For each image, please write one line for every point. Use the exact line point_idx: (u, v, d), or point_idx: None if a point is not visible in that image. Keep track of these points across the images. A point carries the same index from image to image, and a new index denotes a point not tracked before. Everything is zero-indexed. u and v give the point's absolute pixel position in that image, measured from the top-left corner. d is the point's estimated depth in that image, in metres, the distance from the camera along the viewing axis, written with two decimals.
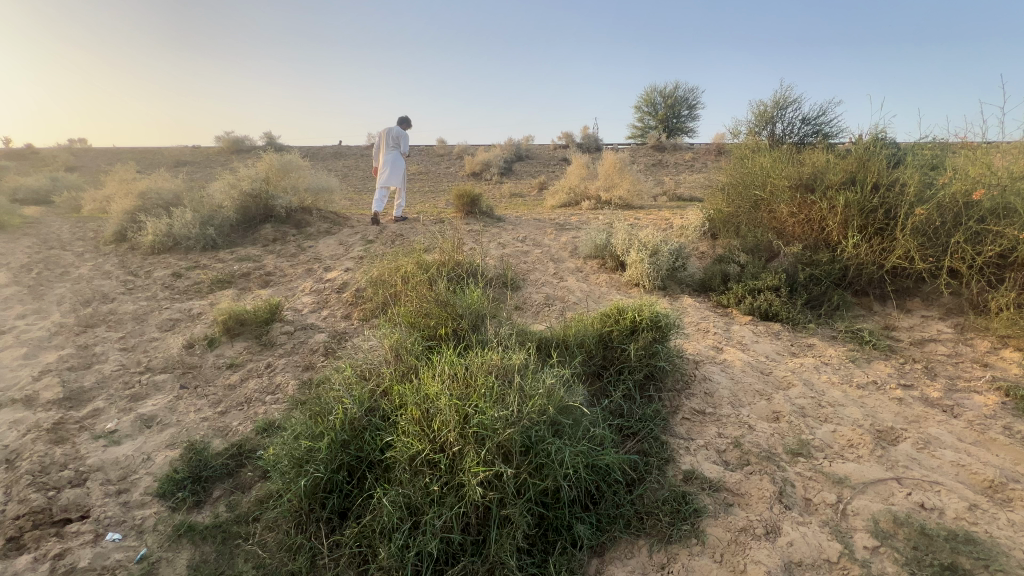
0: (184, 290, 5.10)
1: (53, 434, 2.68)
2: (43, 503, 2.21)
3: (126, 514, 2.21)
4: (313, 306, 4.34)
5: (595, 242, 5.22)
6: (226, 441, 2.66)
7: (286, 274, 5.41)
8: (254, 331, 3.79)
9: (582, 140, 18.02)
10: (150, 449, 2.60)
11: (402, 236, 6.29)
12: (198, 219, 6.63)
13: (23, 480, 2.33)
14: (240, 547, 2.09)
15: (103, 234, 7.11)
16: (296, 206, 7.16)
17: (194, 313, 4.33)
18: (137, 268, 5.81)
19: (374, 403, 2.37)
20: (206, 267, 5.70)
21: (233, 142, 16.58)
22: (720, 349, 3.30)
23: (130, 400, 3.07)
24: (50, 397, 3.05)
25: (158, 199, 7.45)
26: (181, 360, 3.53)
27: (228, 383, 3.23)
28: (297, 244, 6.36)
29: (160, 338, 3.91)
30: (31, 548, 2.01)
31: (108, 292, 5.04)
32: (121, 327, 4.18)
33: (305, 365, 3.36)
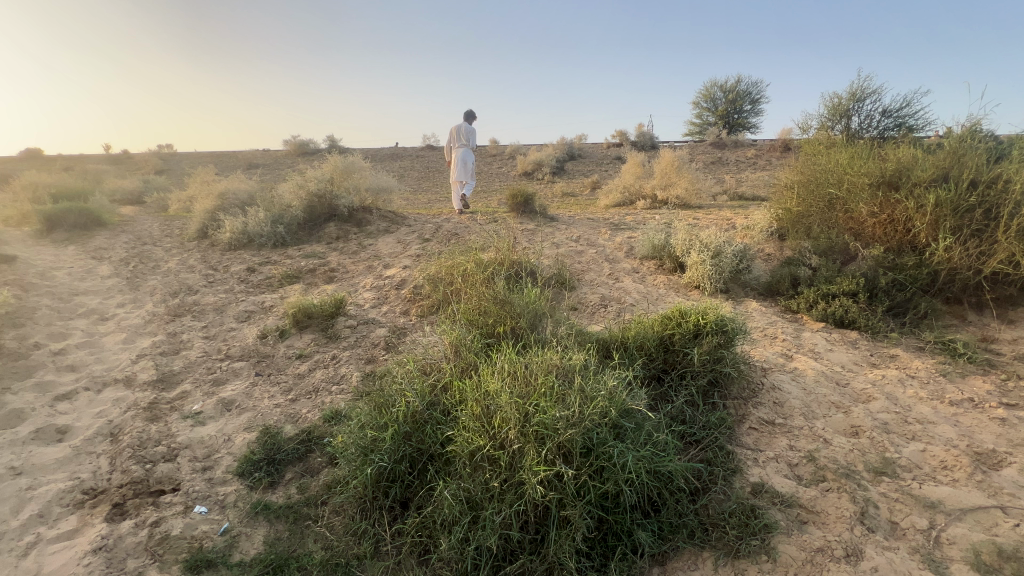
0: (257, 283, 5.46)
1: (148, 413, 2.95)
2: (142, 475, 2.42)
3: (211, 489, 2.39)
4: (375, 301, 4.52)
5: (653, 242, 5.08)
6: (297, 427, 2.82)
7: (349, 270, 5.66)
8: (321, 324, 4.00)
9: (637, 138, 17.60)
10: (231, 431, 2.80)
11: (458, 235, 6.40)
12: (269, 218, 7.08)
13: (124, 453, 2.57)
14: (310, 528, 2.21)
15: (187, 231, 7.75)
16: (358, 205, 7.48)
17: (267, 306, 4.63)
18: (217, 263, 6.29)
19: (435, 398, 2.44)
20: (277, 263, 6.08)
21: (300, 146, 17.60)
22: (790, 356, 3.12)
23: (212, 385, 3.32)
24: (146, 379, 3.36)
25: (234, 199, 8.03)
26: (256, 350, 3.78)
27: (298, 372, 3.42)
28: (358, 242, 6.64)
29: (237, 329, 4.20)
30: (132, 514, 2.20)
31: (192, 285, 5.48)
32: (203, 317, 4.53)
33: (367, 357, 3.51)
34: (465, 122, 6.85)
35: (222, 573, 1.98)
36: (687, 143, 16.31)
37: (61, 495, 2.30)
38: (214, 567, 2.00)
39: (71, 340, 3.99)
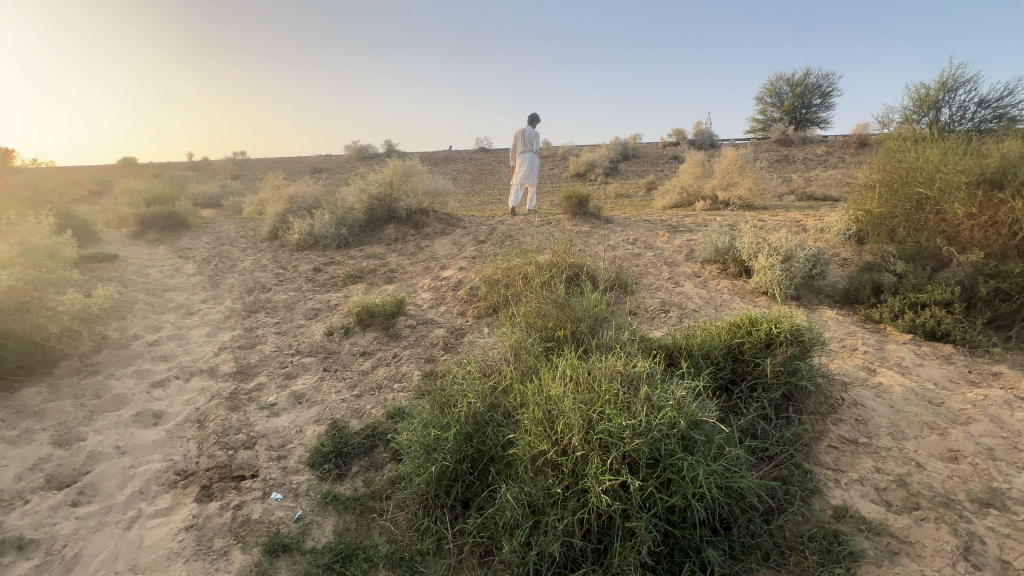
0: (323, 282, 5.75)
1: (230, 402, 3.17)
2: (226, 460, 2.60)
3: (285, 478, 2.52)
4: (432, 302, 4.63)
5: (716, 245, 4.87)
6: (362, 422, 2.93)
7: (407, 271, 5.84)
8: (382, 322, 4.16)
9: (695, 137, 17.01)
10: (302, 423, 2.96)
11: (512, 237, 6.44)
12: (334, 220, 7.44)
13: (210, 440, 2.78)
14: (376, 521, 2.28)
15: (260, 232, 8.30)
16: (415, 208, 7.71)
17: (333, 304, 4.86)
18: (287, 263, 6.69)
19: (496, 400, 2.46)
20: (341, 263, 6.37)
21: (360, 151, 18.42)
22: (872, 370, 2.88)
23: (285, 378, 3.53)
24: (228, 370, 3.62)
25: (302, 202, 8.51)
26: (323, 346, 3.98)
27: (362, 369, 3.56)
28: (416, 243, 6.84)
29: (306, 325, 4.44)
30: (218, 497, 2.36)
31: (265, 283, 5.85)
32: (275, 314, 4.82)
33: (427, 357, 3.60)
34: (528, 124, 6.90)
35: (296, 558, 2.08)
36: (749, 141, 15.55)
37: (157, 474, 2.51)
38: (290, 551, 2.10)
39: (163, 332, 4.36)
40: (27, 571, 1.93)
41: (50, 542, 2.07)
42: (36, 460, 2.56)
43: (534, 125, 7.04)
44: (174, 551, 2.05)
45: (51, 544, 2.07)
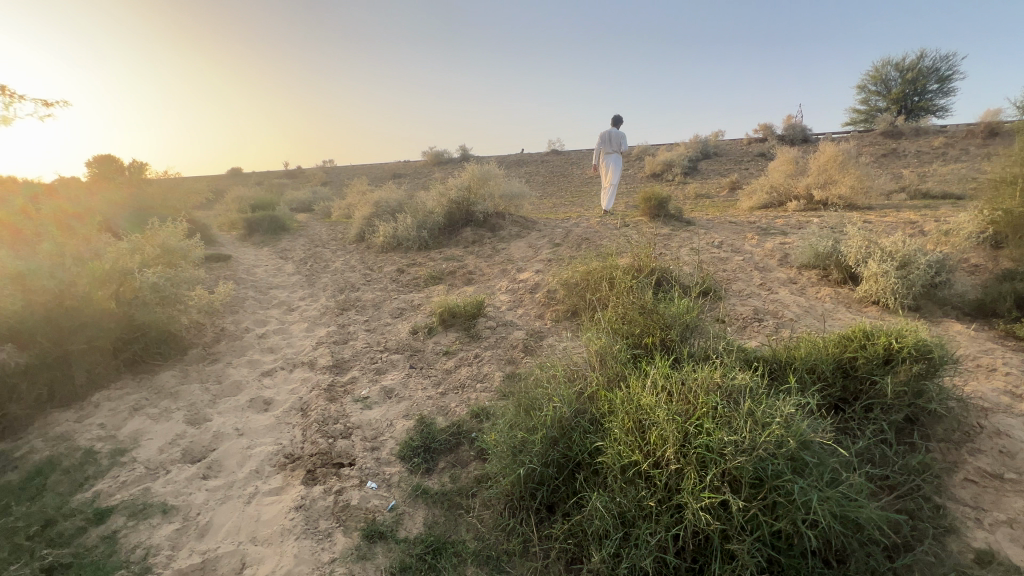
0: (406, 283, 6.04)
1: (328, 393, 3.42)
2: (326, 448, 2.80)
3: (379, 468, 2.67)
4: (510, 304, 4.69)
5: (816, 249, 4.48)
6: (447, 419, 3.03)
7: (485, 273, 5.97)
8: (464, 323, 4.28)
9: (785, 131, 15.81)
10: (392, 417, 3.12)
11: (589, 240, 6.36)
12: (415, 224, 7.79)
13: (313, 427, 3.01)
14: (463, 517, 2.35)
15: (349, 235, 8.89)
16: (492, 211, 7.87)
17: (416, 305, 5.09)
18: (373, 264, 7.10)
19: (582, 406, 2.43)
20: (422, 265, 6.66)
21: (436, 156, 19.17)
22: (1019, 395, 2.50)
23: (375, 373, 3.73)
24: (325, 364, 3.91)
25: (386, 206, 8.99)
26: (409, 344, 4.17)
27: (446, 368, 3.68)
28: (492, 246, 6.98)
29: (392, 324, 4.68)
30: (321, 481, 2.55)
31: (354, 282, 6.26)
32: (365, 312, 5.14)
33: (507, 359, 3.66)
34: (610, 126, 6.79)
35: (392, 545, 2.19)
36: (849, 134, 14.18)
37: (269, 456, 2.76)
38: (385, 539, 2.22)
39: (270, 326, 4.81)
40: (169, 533, 2.20)
41: (186, 509, 2.35)
42: (174, 436, 2.92)
43: (615, 127, 6.92)
44: (287, 528, 2.24)
45: (187, 511, 2.34)
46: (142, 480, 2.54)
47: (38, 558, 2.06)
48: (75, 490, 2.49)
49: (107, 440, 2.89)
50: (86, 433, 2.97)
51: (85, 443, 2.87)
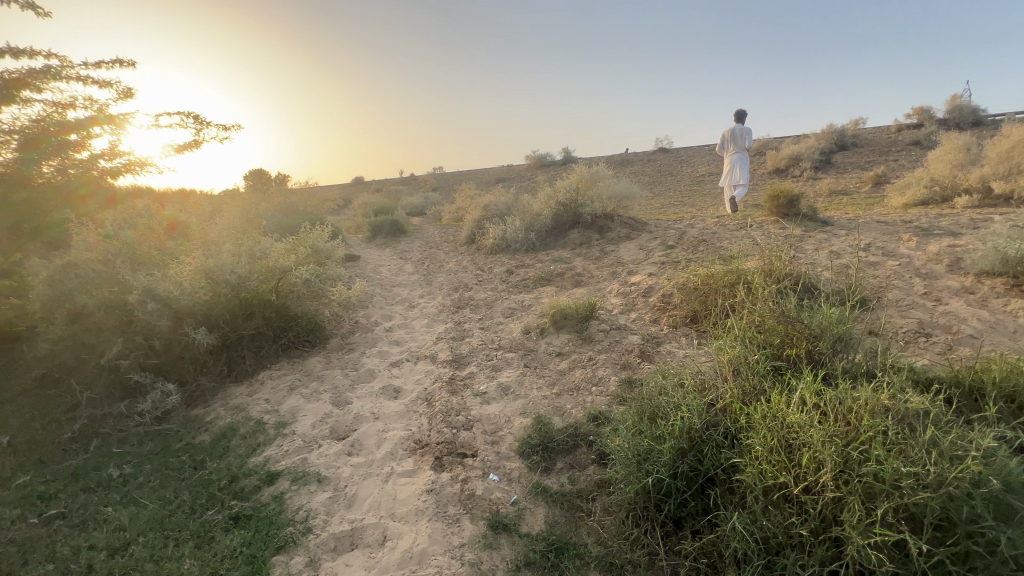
0: (516, 284, 6.17)
1: (449, 386, 3.62)
2: (450, 438, 2.96)
3: (500, 461, 2.76)
4: (623, 307, 4.58)
5: (1002, 252, 3.73)
6: (564, 420, 3.04)
7: (594, 275, 5.90)
8: (576, 325, 4.27)
9: (948, 114, 13.43)
10: (510, 413, 3.21)
11: (707, 242, 5.97)
12: (524, 226, 7.95)
13: (437, 417, 3.20)
14: (584, 520, 2.33)
15: (460, 237, 9.36)
16: (600, 213, 7.76)
17: (527, 305, 5.19)
18: (483, 265, 7.39)
19: (714, 418, 2.28)
20: (530, 266, 6.77)
21: (540, 159, 19.45)
22: None
23: (491, 369, 3.86)
24: (445, 358, 4.14)
25: (495, 209, 9.31)
26: (522, 343, 4.25)
27: (559, 369, 3.69)
28: (601, 248, 6.87)
29: (505, 323, 4.82)
30: (448, 469, 2.71)
31: (467, 282, 6.57)
32: (478, 310, 5.36)
33: (623, 363, 3.57)
34: (734, 121, 6.37)
35: (516, 538, 2.25)
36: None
37: (401, 440, 2.99)
38: (509, 531, 2.28)
39: (395, 321, 5.23)
40: (324, 499, 2.49)
41: (336, 480, 2.64)
42: (323, 415, 3.30)
43: (739, 122, 6.46)
44: (421, 508, 2.41)
45: (337, 482, 2.63)
46: (300, 451, 2.91)
47: (228, 507, 2.47)
48: (251, 453, 2.93)
49: (272, 414, 3.37)
50: (256, 406, 3.49)
51: (256, 414, 3.38)
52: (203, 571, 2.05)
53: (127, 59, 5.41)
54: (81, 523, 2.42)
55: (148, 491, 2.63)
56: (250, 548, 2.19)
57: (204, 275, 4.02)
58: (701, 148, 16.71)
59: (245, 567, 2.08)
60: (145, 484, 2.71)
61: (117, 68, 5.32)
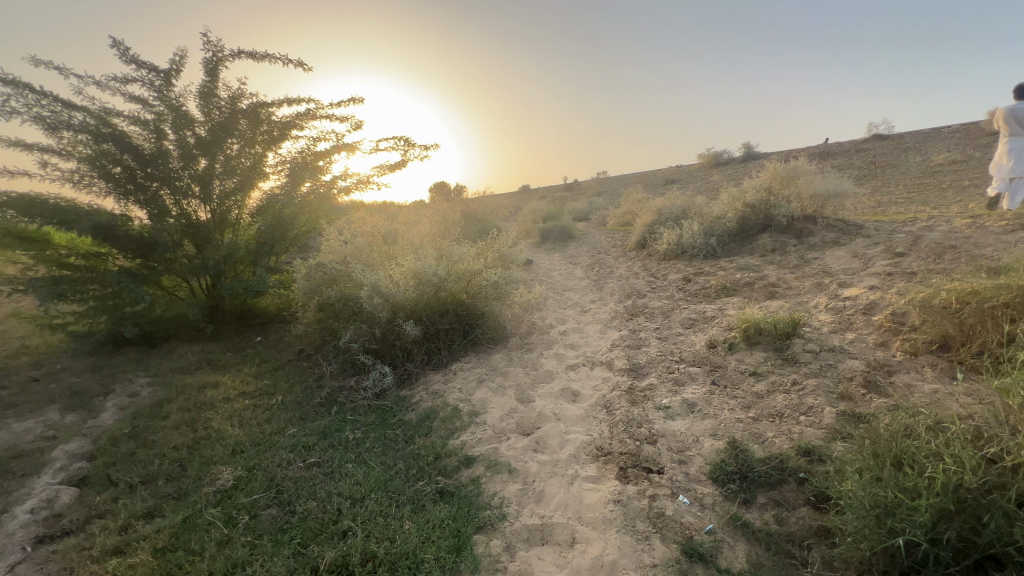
0: (695, 292, 5.74)
1: (629, 396, 3.52)
2: (634, 450, 2.88)
3: (690, 483, 2.58)
4: (835, 325, 3.88)
5: None
6: (765, 449, 2.70)
7: (792, 286, 5.14)
8: (774, 343, 3.77)
9: None
10: (698, 433, 2.97)
11: (958, 247, 4.71)
12: (702, 230, 7.36)
13: (619, 426, 3.15)
14: (798, 570, 2.03)
15: (629, 242, 9.12)
16: (799, 214, 6.75)
17: (710, 317, 4.78)
18: (656, 271, 7.06)
19: (1000, 480, 1.75)
20: (711, 274, 6.24)
21: (714, 157, 17.90)
22: None
23: (674, 383, 3.63)
24: (622, 366, 4.06)
25: (669, 213, 8.82)
26: (707, 358, 3.90)
27: (755, 391, 3.29)
28: (799, 255, 5.97)
29: (685, 334, 4.51)
30: (633, 481, 2.64)
31: (640, 289, 6.34)
32: (654, 318, 5.13)
33: (840, 393, 3.02)
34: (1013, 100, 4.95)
35: (713, 572, 2.07)
36: None
37: (583, 445, 3.03)
38: (705, 562, 2.11)
39: (569, 325, 5.33)
40: (515, 490, 2.66)
41: (525, 474, 2.80)
42: (509, 409, 3.53)
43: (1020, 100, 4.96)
44: (609, 518, 2.39)
45: (526, 476, 2.78)
46: (491, 440, 3.16)
47: (435, 481, 2.80)
48: (450, 436, 3.29)
49: (465, 402, 3.73)
50: (452, 394, 3.91)
51: (453, 401, 3.78)
52: (421, 534, 2.36)
53: (357, 96, 6.64)
54: (331, 472, 3.00)
55: (375, 456, 3.15)
56: (455, 522, 2.44)
57: (413, 276, 4.67)
58: (938, 130, 13.33)
59: (452, 538, 2.32)
60: (372, 449, 3.24)
61: (350, 104, 6.56)
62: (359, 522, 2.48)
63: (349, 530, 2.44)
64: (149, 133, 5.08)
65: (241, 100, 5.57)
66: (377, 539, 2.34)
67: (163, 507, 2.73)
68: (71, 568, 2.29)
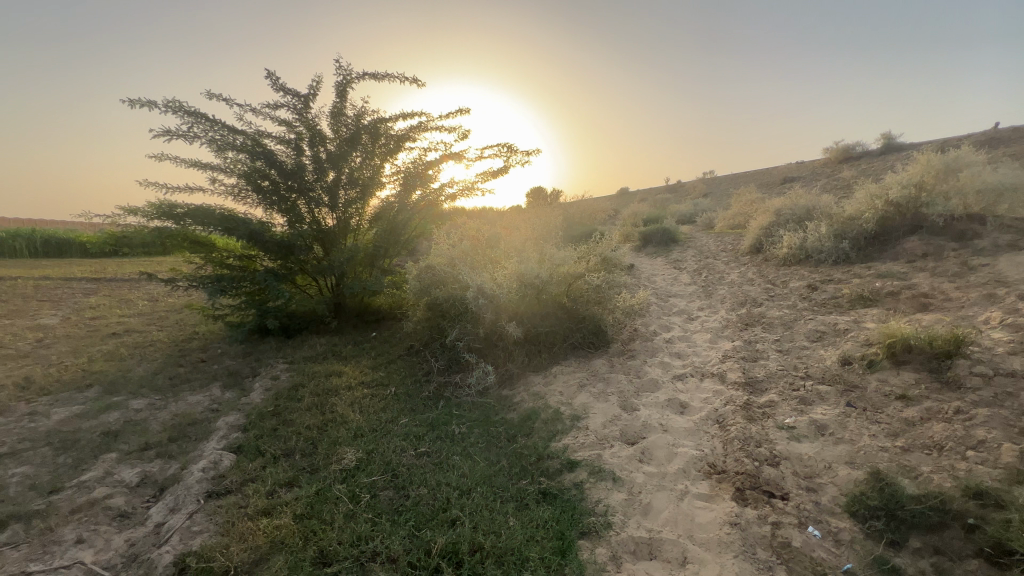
0: (823, 302, 5.13)
1: (745, 412, 3.24)
2: (753, 470, 2.65)
3: (821, 514, 2.31)
4: (1015, 345, 3.22)
5: None
6: (918, 485, 2.32)
7: (952, 297, 4.37)
8: (929, 363, 3.23)
9: None
10: (831, 459, 2.65)
11: None
12: (832, 232, 6.56)
13: (734, 444, 2.92)
14: None
15: (741, 246, 8.43)
16: (960, 214, 5.73)
17: (842, 330, 4.24)
18: (775, 278, 6.43)
19: None
20: (843, 282, 5.54)
21: (844, 150, 15.89)
22: None
23: (799, 401, 3.28)
24: (737, 380, 3.75)
25: (789, 214, 8.00)
26: (840, 375, 3.46)
27: (904, 417, 2.85)
28: (961, 261, 5.06)
29: (812, 348, 4.05)
30: (752, 505, 2.43)
31: (755, 296, 5.83)
32: (773, 329, 4.68)
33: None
34: None
35: None
36: None
37: (694, 460, 2.85)
38: None
39: (675, 333, 5.07)
40: (620, 499, 2.60)
41: (631, 484, 2.71)
42: (612, 416, 3.45)
43: None
44: (725, 541, 2.24)
45: (631, 486, 2.69)
46: (594, 446, 3.12)
47: (538, 482, 2.83)
48: (552, 438, 3.30)
49: (566, 406, 3.72)
50: (553, 396, 3.92)
51: (554, 403, 3.79)
52: (525, 532, 2.39)
53: (464, 107, 6.98)
54: (439, 462, 3.17)
55: (479, 451, 3.27)
56: (558, 524, 2.44)
57: (516, 278, 4.75)
58: None
59: (556, 540, 2.33)
60: (476, 444, 3.37)
61: (458, 115, 6.92)
62: (466, 513, 2.59)
63: (458, 519, 2.55)
64: (291, 150, 5.82)
65: (364, 117, 6.15)
66: (484, 531, 2.42)
67: (299, 479, 3.09)
68: (232, 522, 2.68)
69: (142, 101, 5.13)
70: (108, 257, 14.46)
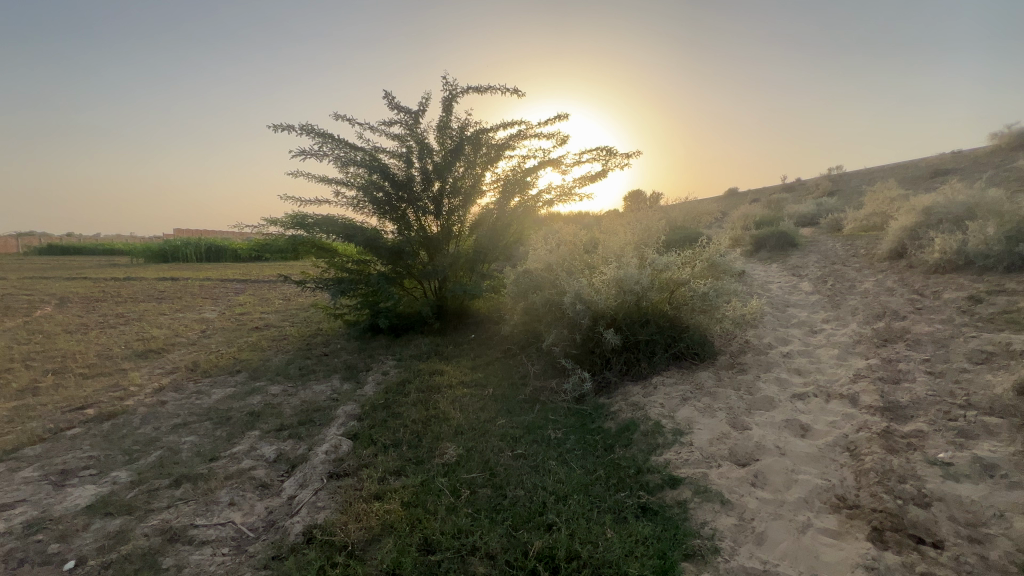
0: (991, 317, 4.28)
1: (885, 440, 2.82)
2: (895, 510, 2.29)
3: (989, 572, 1.93)
4: None
5: None
6: None
7: None
8: None
9: None
10: (1003, 507, 2.20)
11: None
12: (1004, 234, 5.46)
13: (870, 476, 2.55)
14: None
15: (878, 250, 7.38)
16: None
17: (1020, 352, 3.50)
18: (923, 287, 5.52)
19: None
20: (1020, 294, 4.58)
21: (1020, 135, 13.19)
22: None
23: (957, 434, 2.77)
24: (872, 403, 3.28)
25: (943, 213, 6.82)
26: (1017, 407, 2.86)
27: None
28: None
29: (975, 372, 3.40)
30: (894, 549, 2.11)
31: (897, 308, 5.05)
32: (921, 347, 4.02)
33: None
34: None
35: None
36: None
37: (818, 490, 2.55)
38: None
39: (794, 346, 4.58)
40: (729, 524, 2.41)
41: (742, 508, 2.50)
42: (719, 434, 3.21)
43: None
44: None
45: (742, 511, 2.48)
46: (699, 464, 2.92)
47: (637, 496, 2.73)
48: (652, 452, 3.17)
49: (668, 419, 3.54)
50: (653, 408, 3.76)
51: (655, 415, 3.63)
52: (624, 546, 2.32)
53: (563, 113, 7.02)
54: (535, 465, 3.20)
55: (575, 458, 3.24)
56: (659, 543, 2.33)
57: (615, 284, 4.62)
58: None
59: (657, 559, 2.23)
60: (572, 450, 3.34)
61: (557, 121, 6.97)
62: (562, 519, 2.58)
63: (554, 525, 2.55)
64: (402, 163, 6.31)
65: (467, 128, 6.46)
66: (580, 540, 2.39)
67: (406, 468, 3.32)
68: (349, 501, 2.95)
69: (284, 126, 5.93)
70: (254, 262, 16.84)
